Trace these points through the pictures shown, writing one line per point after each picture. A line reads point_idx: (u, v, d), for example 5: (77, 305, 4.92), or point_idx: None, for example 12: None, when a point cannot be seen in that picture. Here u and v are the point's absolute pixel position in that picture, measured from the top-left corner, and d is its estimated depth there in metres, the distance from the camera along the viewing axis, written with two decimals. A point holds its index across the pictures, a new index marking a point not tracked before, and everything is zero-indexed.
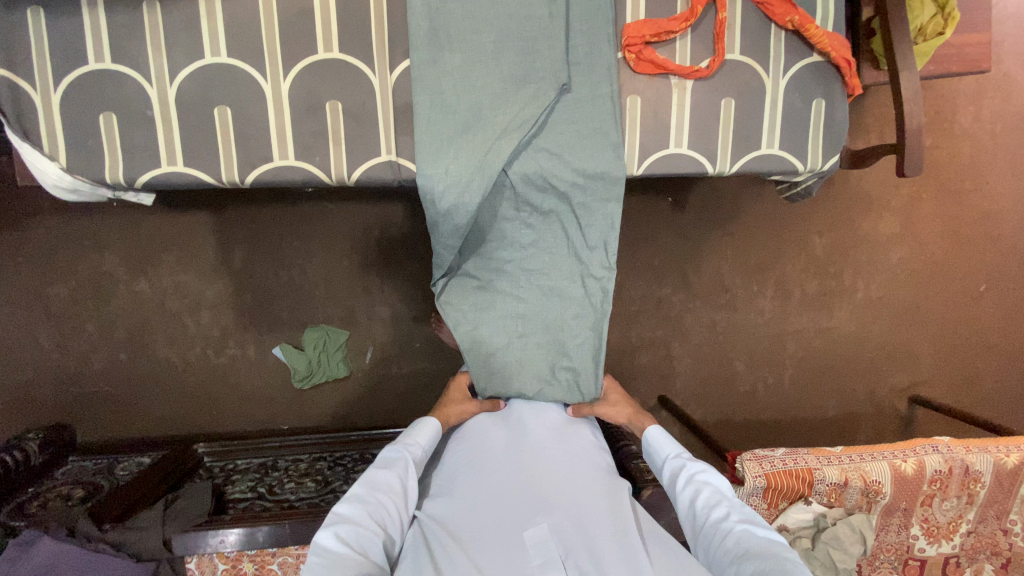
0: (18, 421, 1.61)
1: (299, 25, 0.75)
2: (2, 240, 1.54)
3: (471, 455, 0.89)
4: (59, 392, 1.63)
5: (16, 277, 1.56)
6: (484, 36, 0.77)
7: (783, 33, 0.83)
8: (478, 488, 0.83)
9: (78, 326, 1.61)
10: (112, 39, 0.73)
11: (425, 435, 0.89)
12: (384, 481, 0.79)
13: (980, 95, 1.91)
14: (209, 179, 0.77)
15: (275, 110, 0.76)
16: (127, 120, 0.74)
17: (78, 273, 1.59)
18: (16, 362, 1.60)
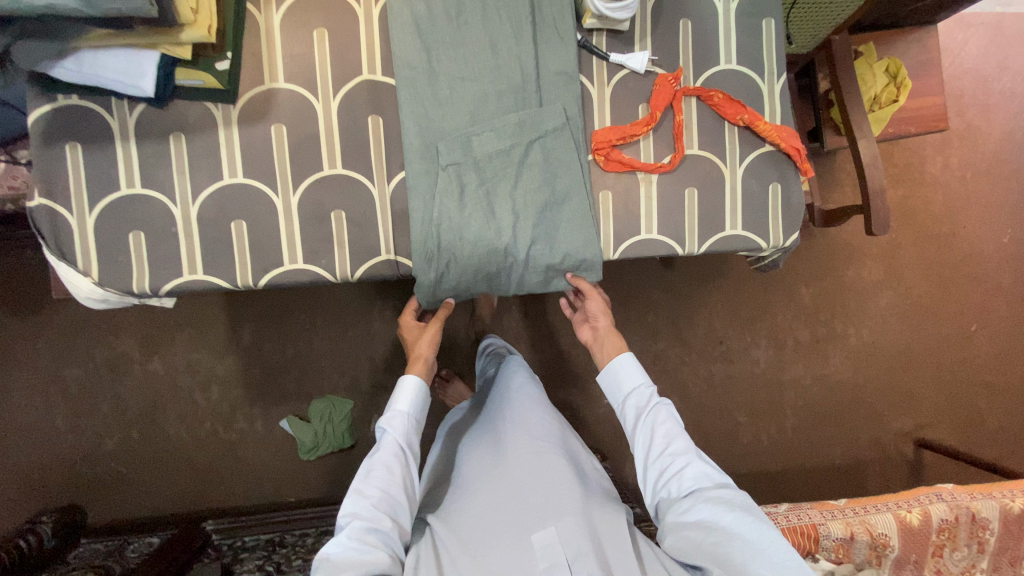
0: (31, 503, 1.64)
1: (308, 147, 0.85)
2: (24, 327, 1.62)
3: (479, 467, 0.94)
4: (73, 473, 1.66)
5: (37, 361, 1.64)
6: (469, 148, 0.86)
7: (736, 128, 0.92)
8: (487, 496, 0.88)
9: (93, 407, 1.66)
10: (143, 166, 0.83)
11: (407, 398, 0.96)
12: (379, 470, 0.85)
13: (945, 146, 2.02)
14: (225, 284, 0.85)
15: (286, 220, 0.85)
16: (154, 237, 0.83)
17: (96, 356, 1.66)
18: (32, 445, 1.64)
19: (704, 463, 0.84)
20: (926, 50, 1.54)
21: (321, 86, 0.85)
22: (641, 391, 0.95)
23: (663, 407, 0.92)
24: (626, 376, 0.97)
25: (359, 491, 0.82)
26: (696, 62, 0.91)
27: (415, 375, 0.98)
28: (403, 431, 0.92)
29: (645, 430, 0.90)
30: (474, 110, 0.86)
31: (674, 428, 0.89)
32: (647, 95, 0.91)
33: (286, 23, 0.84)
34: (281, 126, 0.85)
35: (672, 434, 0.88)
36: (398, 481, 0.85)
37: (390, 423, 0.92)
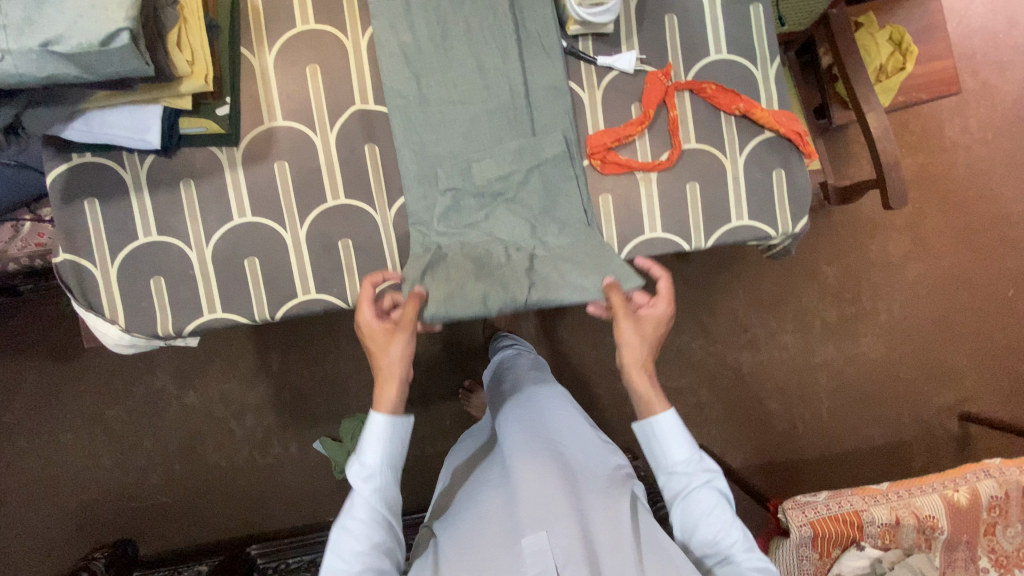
0: (87, 539, 1.71)
1: (311, 181, 0.88)
2: (67, 372, 1.71)
3: (484, 479, 0.91)
4: (123, 507, 1.73)
5: (82, 404, 1.72)
6: (468, 177, 0.87)
7: (733, 118, 0.91)
8: (485, 505, 0.85)
9: (137, 443, 1.73)
10: (157, 215, 0.86)
11: (376, 448, 0.77)
12: (352, 543, 0.73)
13: (963, 107, 1.95)
14: (244, 320, 0.88)
15: (295, 251, 0.88)
16: (174, 281, 0.87)
17: (135, 394, 1.73)
18: (84, 483, 1.72)
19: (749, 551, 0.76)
20: (931, 13, 1.49)
21: (317, 120, 0.87)
22: (685, 464, 0.81)
23: (711, 481, 0.80)
24: (669, 445, 0.82)
25: (335, 568, 0.72)
26: (686, 56, 0.91)
27: (382, 412, 0.77)
28: (376, 489, 0.76)
29: (687, 513, 0.79)
30: (468, 136, 0.88)
31: (720, 505, 0.78)
32: (640, 93, 0.90)
33: (278, 63, 0.87)
34: (284, 163, 0.87)
35: (720, 516, 0.77)
36: (376, 553, 0.72)
37: (359, 481, 0.76)
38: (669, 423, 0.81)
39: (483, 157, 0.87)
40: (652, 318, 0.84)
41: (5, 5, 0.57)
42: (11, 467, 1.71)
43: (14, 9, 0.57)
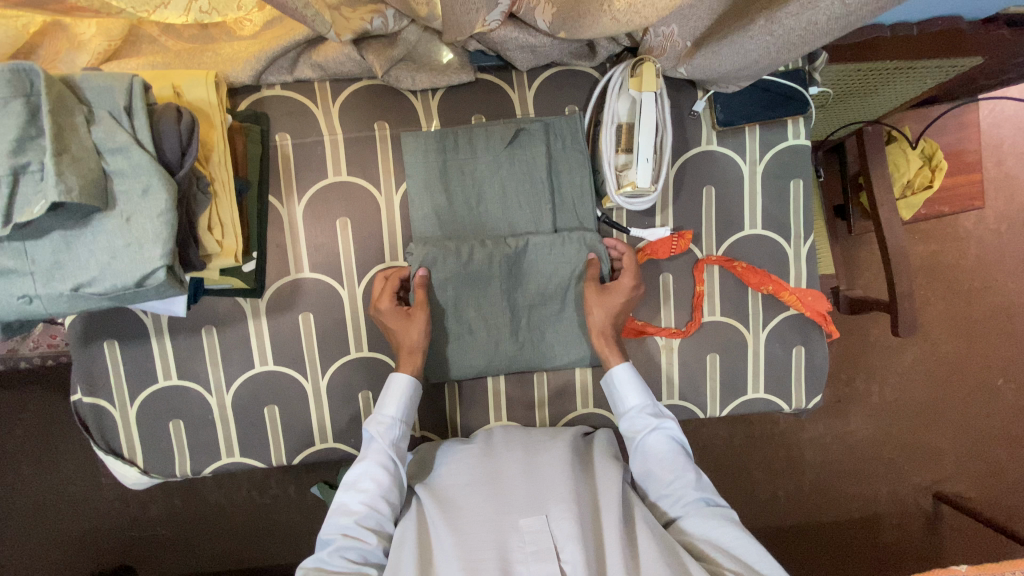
0: None
1: (333, 332, 0.87)
2: None
3: (469, 448, 0.85)
4: None
5: None
6: (470, 311, 0.87)
7: (760, 294, 0.92)
8: (477, 477, 0.79)
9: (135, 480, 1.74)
10: (178, 360, 0.86)
11: (395, 401, 0.82)
12: (359, 488, 0.77)
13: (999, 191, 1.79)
14: (260, 463, 0.89)
15: (315, 402, 0.88)
16: (192, 425, 0.87)
17: None
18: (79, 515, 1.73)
19: (709, 490, 0.78)
20: (961, 126, 1.47)
21: (345, 273, 0.87)
22: (637, 411, 0.84)
23: (665, 426, 0.83)
24: (623, 394, 0.85)
25: (341, 504, 0.76)
26: (719, 229, 0.90)
27: (404, 374, 0.83)
28: (390, 439, 0.80)
29: (642, 454, 0.82)
30: (472, 278, 0.85)
31: (675, 448, 0.81)
32: (670, 263, 0.90)
33: (308, 214, 0.85)
34: (308, 314, 0.87)
35: (674, 455, 0.80)
36: (385, 495, 0.77)
37: (374, 425, 0.81)
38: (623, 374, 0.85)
39: (488, 317, 0.88)
40: (603, 306, 0.85)
41: (30, 247, 0.54)
42: None
43: (40, 253, 0.54)
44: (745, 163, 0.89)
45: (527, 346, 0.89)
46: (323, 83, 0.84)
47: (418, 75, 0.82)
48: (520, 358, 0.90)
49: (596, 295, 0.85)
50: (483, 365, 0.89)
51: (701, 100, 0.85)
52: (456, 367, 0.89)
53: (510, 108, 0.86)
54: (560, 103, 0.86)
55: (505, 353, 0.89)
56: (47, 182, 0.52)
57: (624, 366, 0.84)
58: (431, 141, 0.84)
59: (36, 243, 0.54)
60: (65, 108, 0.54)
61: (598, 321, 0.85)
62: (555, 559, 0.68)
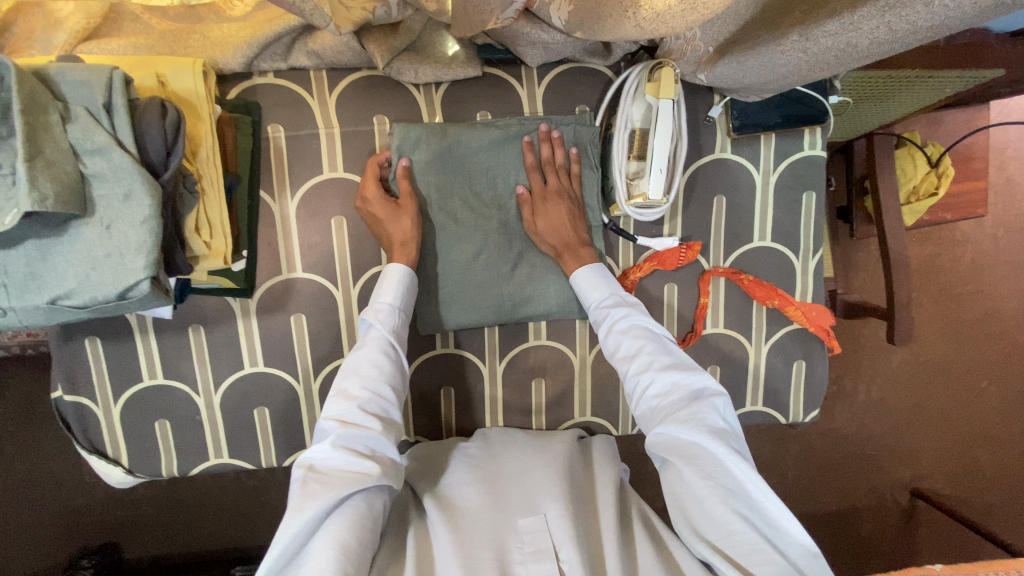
0: None
1: (327, 334, 0.85)
2: None
3: (469, 453, 0.83)
4: None
5: None
6: (468, 252, 0.83)
7: (765, 307, 0.90)
8: (476, 478, 0.77)
9: None
10: (164, 358, 0.83)
11: (392, 288, 0.76)
12: (359, 373, 0.69)
13: (1009, 187, 1.68)
14: (249, 464, 0.87)
15: (306, 403, 0.86)
16: (179, 425, 0.85)
17: None
18: None
19: (682, 373, 0.69)
20: (971, 132, 1.45)
21: (339, 274, 0.83)
22: (603, 304, 0.78)
23: (631, 314, 0.76)
24: (586, 291, 0.80)
25: (339, 390, 0.68)
26: (728, 240, 0.87)
27: (401, 262, 0.77)
28: (392, 328, 0.74)
29: (610, 346, 0.76)
30: (472, 197, 0.82)
31: (643, 337, 0.73)
32: (675, 273, 0.87)
33: (302, 211, 0.81)
34: (301, 315, 0.83)
35: (640, 344, 0.73)
36: (388, 379, 0.70)
37: (372, 312, 0.74)
38: (587, 276, 0.80)
39: (484, 249, 0.83)
40: (553, 216, 0.80)
41: (5, 257, 0.51)
42: None
43: (15, 265, 0.51)
44: (758, 172, 0.86)
45: (526, 281, 0.85)
46: (320, 72, 0.79)
47: (421, 67, 0.78)
48: (519, 298, 0.85)
49: (544, 205, 0.80)
50: (480, 307, 0.84)
51: (718, 106, 0.81)
52: (448, 302, 0.83)
53: (517, 106, 0.82)
54: (570, 103, 0.83)
55: (505, 288, 0.84)
56: (19, 189, 0.48)
57: (584, 266, 0.80)
58: (425, 132, 0.79)
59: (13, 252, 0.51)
60: (38, 105, 0.50)
61: (554, 234, 0.81)
62: (554, 559, 0.65)
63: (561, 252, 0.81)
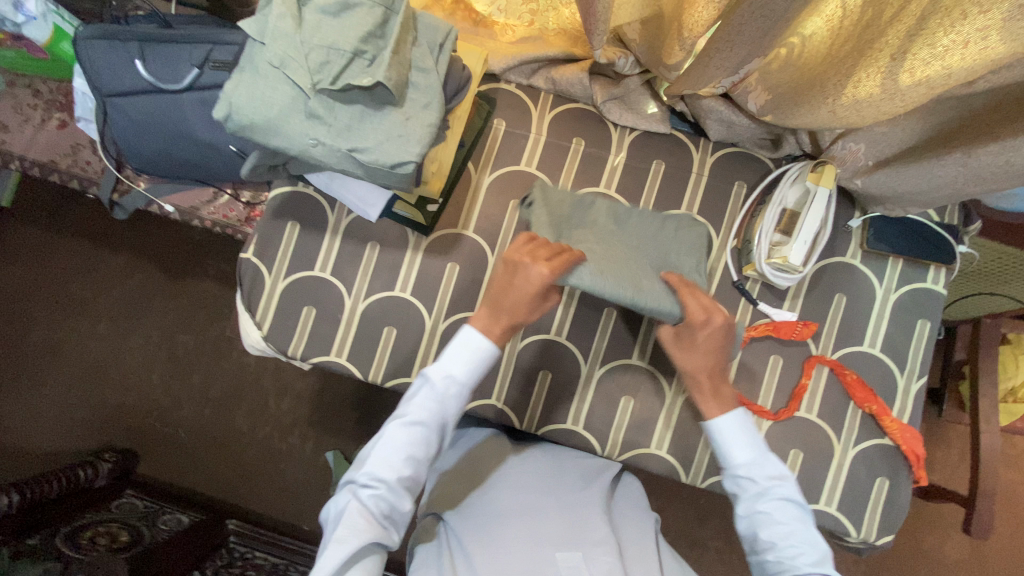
0: (58, 438, 1.66)
1: (470, 288, 0.98)
2: (116, 266, 1.69)
3: (496, 471, 0.89)
4: (101, 417, 1.67)
5: (112, 303, 1.69)
6: None
7: (860, 412, 0.94)
8: (508, 497, 0.83)
9: (149, 370, 1.68)
10: (338, 258, 0.98)
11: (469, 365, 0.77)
12: (409, 450, 0.74)
13: None
14: (358, 374, 0.98)
15: (427, 338, 0.97)
16: (321, 316, 0.97)
17: (166, 319, 1.68)
18: (78, 381, 1.68)
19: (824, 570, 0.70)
20: None
21: (499, 243, 0.98)
22: (750, 468, 0.77)
23: (785, 487, 0.76)
24: (733, 447, 0.78)
25: (388, 461, 0.73)
26: (840, 336, 0.95)
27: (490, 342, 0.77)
28: (446, 407, 0.76)
29: (749, 511, 0.76)
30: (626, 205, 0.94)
31: (791, 514, 0.74)
32: (785, 348, 0.95)
33: (492, 186, 0.99)
34: (456, 265, 0.98)
35: (789, 524, 0.73)
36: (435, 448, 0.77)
37: (426, 382, 0.76)
38: (734, 422, 0.79)
39: None
40: (710, 340, 0.78)
41: (337, 108, 0.69)
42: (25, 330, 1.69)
43: (341, 116, 0.69)
44: (880, 287, 0.96)
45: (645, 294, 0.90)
46: (547, 94, 1.01)
47: (625, 113, 0.99)
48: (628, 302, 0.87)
49: (692, 338, 0.79)
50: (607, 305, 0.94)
51: (858, 219, 0.95)
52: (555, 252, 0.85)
53: (689, 165, 0.98)
54: (733, 176, 0.98)
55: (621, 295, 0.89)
56: (378, 68, 0.68)
57: (732, 415, 0.78)
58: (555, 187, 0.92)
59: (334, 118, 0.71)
60: (406, 27, 0.72)
61: (694, 359, 0.80)
62: None
63: (696, 378, 0.80)
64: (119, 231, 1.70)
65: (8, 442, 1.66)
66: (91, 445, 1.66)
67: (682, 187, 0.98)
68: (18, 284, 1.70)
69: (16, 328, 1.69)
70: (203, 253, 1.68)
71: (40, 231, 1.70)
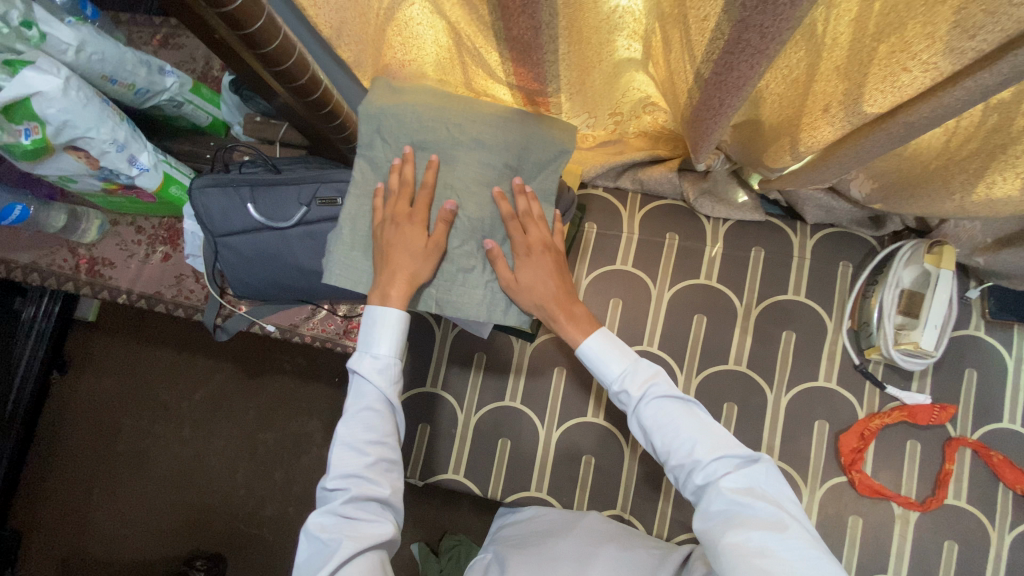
0: (146, 550, 1.65)
1: (580, 393, 0.98)
2: (196, 370, 1.73)
3: (546, 536, 0.86)
4: (185, 524, 1.66)
5: (193, 408, 1.72)
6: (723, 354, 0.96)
7: (1013, 494, 0.88)
8: (553, 551, 0.82)
9: (231, 473, 1.67)
10: (448, 373, 1.00)
11: (388, 338, 0.80)
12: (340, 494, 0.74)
13: None
14: (476, 489, 0.97)
15: (544, 447, 0.97)
16: (436, 433, 0.98)
17: (247, 420, 1.70)
18: (161, 488, 1.68)
19: (733, 454, 0.72)
20: None
21: None
22: (621, 377, 0.80)
23: (657, 382, 0.79)
24: (604, 363, 0.82)
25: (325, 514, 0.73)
26: (977, 413, 0.91)
27: (394, 312, 0.79)
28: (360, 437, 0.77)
29: (654, 417, 0.77)
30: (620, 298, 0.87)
31: (673, 405, 0.77)
32: (920, 431, 0.91)
33: (591, 288, 1.01)
34: (563, 370, 0.99)
35: (669, 415, 0.76)
36: (370, 382, 0.80)
37: (332, 465, 0.76)
38: (598, 341, 0.83)
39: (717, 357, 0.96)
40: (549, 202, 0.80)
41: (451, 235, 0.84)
42: (111, 440, 1.72)
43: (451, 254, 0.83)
44: (1011, 357, 0.91)
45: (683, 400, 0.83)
46: (634, 193, 1.04)
47: (716, 205, 0.99)
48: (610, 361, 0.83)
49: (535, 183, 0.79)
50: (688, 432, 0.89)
51: (975, 289, 0.93)
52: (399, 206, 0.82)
53: (788, 250, 0.99)
54: (835, 257, 0.97)
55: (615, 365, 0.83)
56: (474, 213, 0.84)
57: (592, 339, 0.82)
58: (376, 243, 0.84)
59: (410, 273, 0.79)
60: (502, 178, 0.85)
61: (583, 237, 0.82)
62: None
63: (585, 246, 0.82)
64: (201, 338, 1.74)
65: (98, 556, 1.65)
66: (178, 555, 1.64)
67: (784, 272, 0.98)
68: (104, 396, 1.74)
69: (100, 438, 1.72)
70: (281, 351, 1.72)
71: (127, 342, 1.76)
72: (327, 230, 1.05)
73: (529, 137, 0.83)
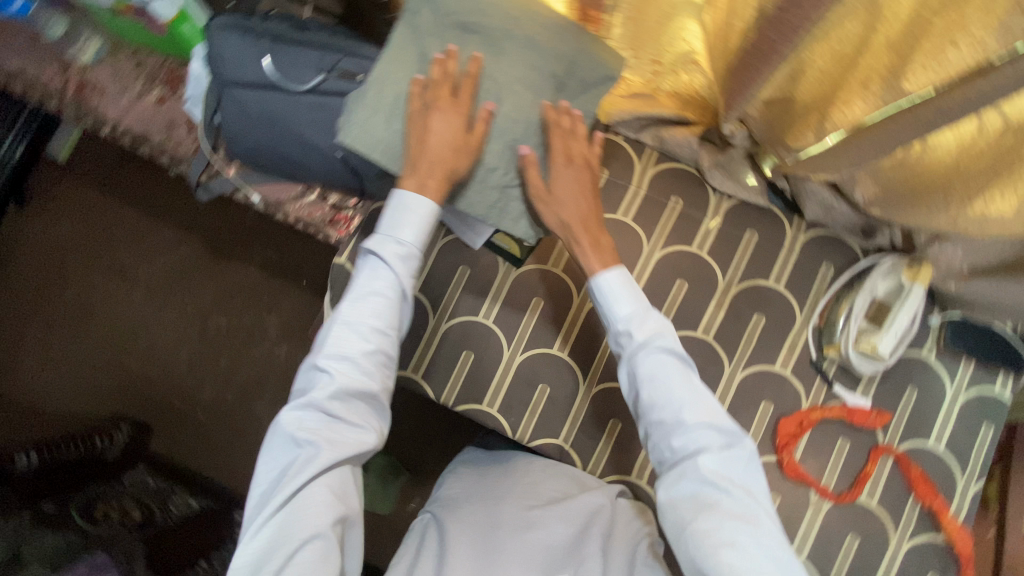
0: (72, 401, 1.61)
1: (552, 325, 0.99)
2: (163, 236, 1.66)
3: (492, 491, 0.92)
4: (118, 386, 1.62)
5: (151, 273, 1.65)
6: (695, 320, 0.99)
7: (919, 506, 0.95)
8: (501, 512, 0.88)
9: (177, 347, 1.63)
10: (428, 277, 1.00)
11: (409, 231, 0.82)
12: (330, 374, 0.76)
13: None
14: (429, 393, 0.98)
15: (504, 370, 0.98)
16: (403, 331, 0.99)
17: (203, 297, 1.64)
18: (100, 345, 1.63)
19: (718, 425, 0.77)
20: None
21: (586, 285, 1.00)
22: (629, 323, 0.83)
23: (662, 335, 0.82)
24: (613, 304, 0.85)
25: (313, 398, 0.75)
26: (907, 428, 0.97)
27: (423, 202, 0.81)
28: (358, 324, 0.79)
29: (648, 367, 0.80)
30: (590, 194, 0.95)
31: (670, 363, 0.80)
32: (852, 432, 0.97)
33: None
34: (540, 301, 1.00)
35: (666, 372, 0.80)
36: (386, 274, 0.82)
37: (330, 342, 0.79)
38: (615, 281, 0.85)
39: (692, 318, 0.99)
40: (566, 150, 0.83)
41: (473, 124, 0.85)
42: (57, 285, 1.65)
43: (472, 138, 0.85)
44: (950, 386, 0.98)
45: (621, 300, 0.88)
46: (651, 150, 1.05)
47: (727, 181, 1.01)
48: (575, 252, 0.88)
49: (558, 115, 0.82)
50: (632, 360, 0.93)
51: (936, 317, 0.98)
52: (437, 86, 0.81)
53: (780, 239, 1.02)
54: (820, 257, 1.01)
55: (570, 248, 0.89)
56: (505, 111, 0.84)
57: (615, 272, 0.85)
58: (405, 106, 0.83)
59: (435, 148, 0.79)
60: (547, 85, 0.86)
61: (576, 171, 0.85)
62: None
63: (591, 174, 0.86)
64: (175, 204, 1.67)
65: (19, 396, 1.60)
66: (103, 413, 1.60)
67: (771, 260, 1.01)
68: (59, 239, 1.66)
69: (46, 280, 1.65)
70: (256, 237, 1.64)
71: (92, 191, 1.67)
72: (340, 104, 1.01)
73: (580, 53, 0.85)
